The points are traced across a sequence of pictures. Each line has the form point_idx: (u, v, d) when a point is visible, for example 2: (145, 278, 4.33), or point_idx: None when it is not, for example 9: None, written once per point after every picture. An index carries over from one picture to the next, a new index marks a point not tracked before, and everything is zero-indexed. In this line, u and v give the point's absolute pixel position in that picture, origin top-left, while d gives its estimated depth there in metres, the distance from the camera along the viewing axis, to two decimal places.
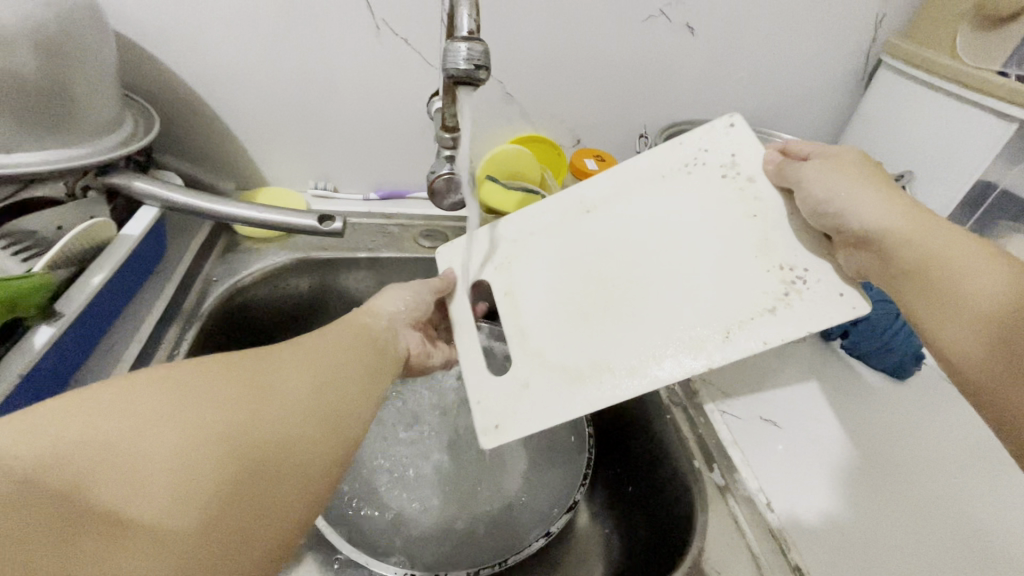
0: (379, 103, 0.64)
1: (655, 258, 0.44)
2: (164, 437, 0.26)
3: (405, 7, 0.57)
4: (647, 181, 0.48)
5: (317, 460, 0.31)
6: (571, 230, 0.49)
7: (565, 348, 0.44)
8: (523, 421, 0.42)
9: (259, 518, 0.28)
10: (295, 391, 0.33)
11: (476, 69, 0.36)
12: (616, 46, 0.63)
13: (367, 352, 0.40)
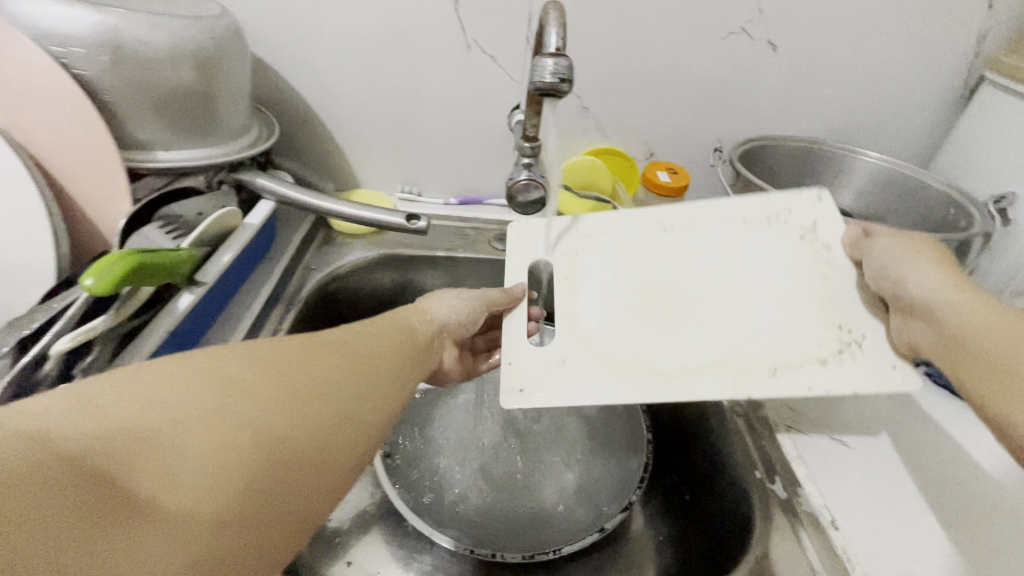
0: (465, 115, 0.70)
1: (716, 295, 0.46)
2: (197, 428, 0.27)
3: (495, 27, 0.62)
4: (729, 220, 0.50)
5: (340, 460, 0.31)
6: (644, 244, 0.50)
7: (610, 339, 0.46)
8: (553, 391, 0.44)
9: (278, 515, 0.28)
10: (329, 389, 0.33)
11: (560, 82, 0.40)
12: (694, 62, 0.64)
13: (402, 352, 0.40)
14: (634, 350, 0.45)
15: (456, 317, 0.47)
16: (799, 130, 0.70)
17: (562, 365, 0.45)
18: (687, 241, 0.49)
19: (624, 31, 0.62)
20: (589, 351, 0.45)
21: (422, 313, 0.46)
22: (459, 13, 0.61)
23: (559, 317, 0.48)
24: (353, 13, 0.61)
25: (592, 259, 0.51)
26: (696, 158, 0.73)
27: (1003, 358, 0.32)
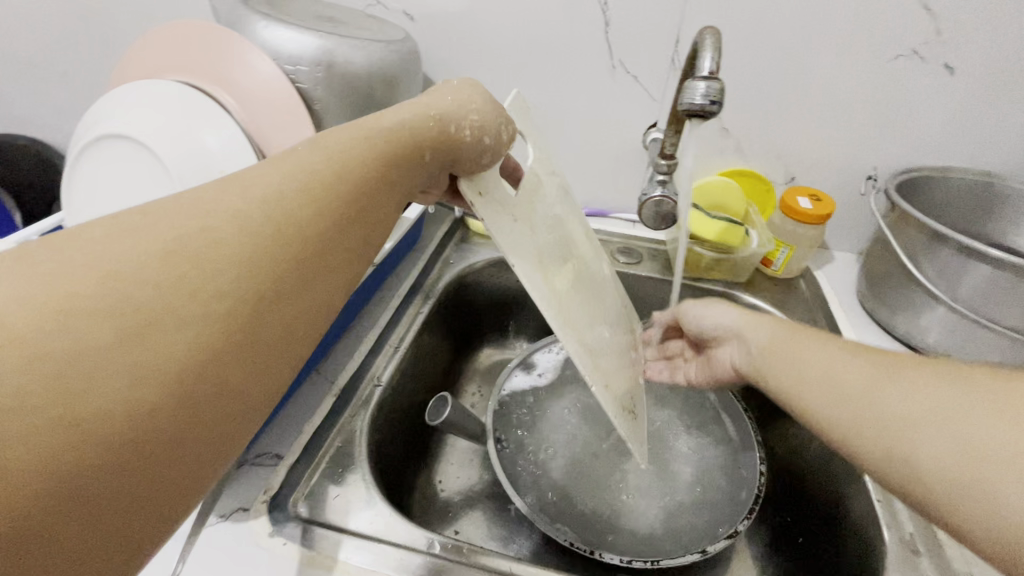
0: (601, 131, 0.73)
1: (596, 312, 0.49)
2: (46, 338, 0.19)
3: (642, 50, 0.65)
4: (611, 281, 0.55)
5: (258, 345, 0.25)
6: (571, 234, 0.49)
7: (542, 251, 0.43)
8: (507, 238, 0.39)
9: (213, 416, 0.24)
10: (228, 265, 0.24)
11: (710, 104, 0.41)
12: (852, 86, 0.61)
13: (345, 210, 0.30)
14: (545, 261, 0.43)
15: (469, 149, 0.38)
16: (973, 161, 0.63)
17: (514, 224, 0.41)
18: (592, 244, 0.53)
19: (774, 51, 0.61)
20: (531, 239, 0.42)
21: (434, 118, 0.36)
22: (608, 35, 0.65)
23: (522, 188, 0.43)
24: (510, 35, 0.68)
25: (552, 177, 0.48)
26: (843, 186, 0.69)
27: (798, 368, 0.41)
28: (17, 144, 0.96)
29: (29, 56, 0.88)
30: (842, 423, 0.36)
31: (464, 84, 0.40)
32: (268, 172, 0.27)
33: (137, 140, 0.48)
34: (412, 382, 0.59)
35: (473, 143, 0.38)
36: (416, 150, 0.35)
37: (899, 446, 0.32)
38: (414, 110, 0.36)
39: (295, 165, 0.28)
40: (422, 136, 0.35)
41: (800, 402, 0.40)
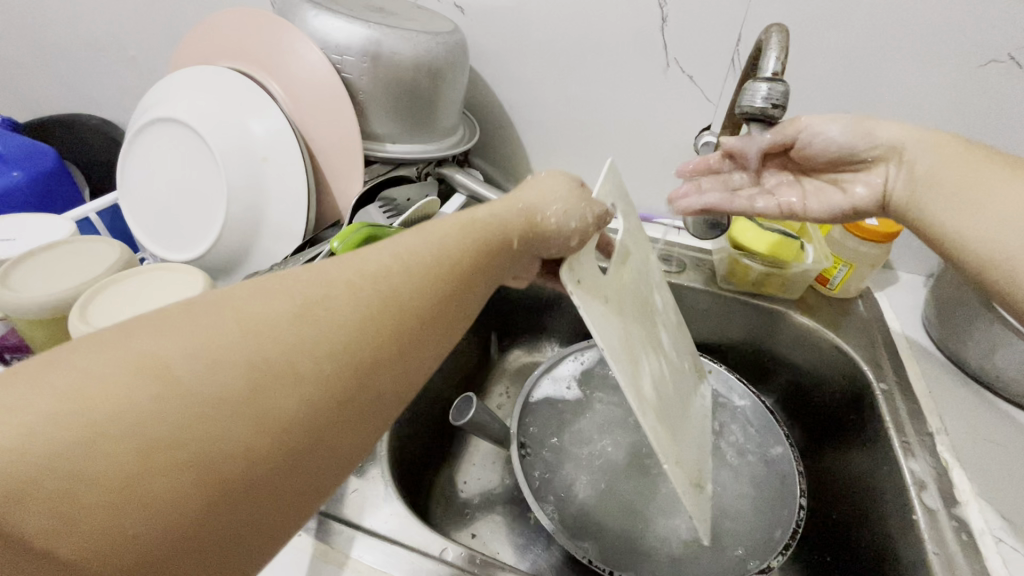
0: (650, 132, 0.70)
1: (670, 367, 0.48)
2: (191, 388, 0.20)
3: (700, 47, 0.61)
4: (681, 334, 0.54)
5: (365, 414, 0.25)
6: (652, 291, 0.49)
7: (627, 327, 0.41)
8: (600, 323, 0.36)
9: (313, 474, 0.23)
10: (349, 338, 0.24)
11: (772, 107, 0.38)
12: (932, 94, 0.56)
13: (449, 284, 0.29)
14: (629, 340, 0.41)
15: (558, 231, 0.37)
16: None
17: (604, 307, 0.38)
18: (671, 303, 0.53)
19: (846, 53, 0.57)
20: (620, 325, 0.40)
21: (521, 211, 0.37)
22: (665, 31, 0.62)
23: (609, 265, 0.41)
24: (562, 30, 0.66)
25: (641, 248, 0.48)
26: None
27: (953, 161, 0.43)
28: (88, 123, 1.02)
29: (103, 40, 0.93)
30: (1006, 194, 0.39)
31: (553, 173, 0.41)
32: (387, 251, 0.27)
33: (188, 123, 0.50)
34: (439, 379, 0.58)
35: (558, 232, 0.37)
36: (506, 240, 0.35)
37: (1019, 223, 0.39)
38: (503, 204, 0.36)
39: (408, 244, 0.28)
40: (513, 226, 0.35)
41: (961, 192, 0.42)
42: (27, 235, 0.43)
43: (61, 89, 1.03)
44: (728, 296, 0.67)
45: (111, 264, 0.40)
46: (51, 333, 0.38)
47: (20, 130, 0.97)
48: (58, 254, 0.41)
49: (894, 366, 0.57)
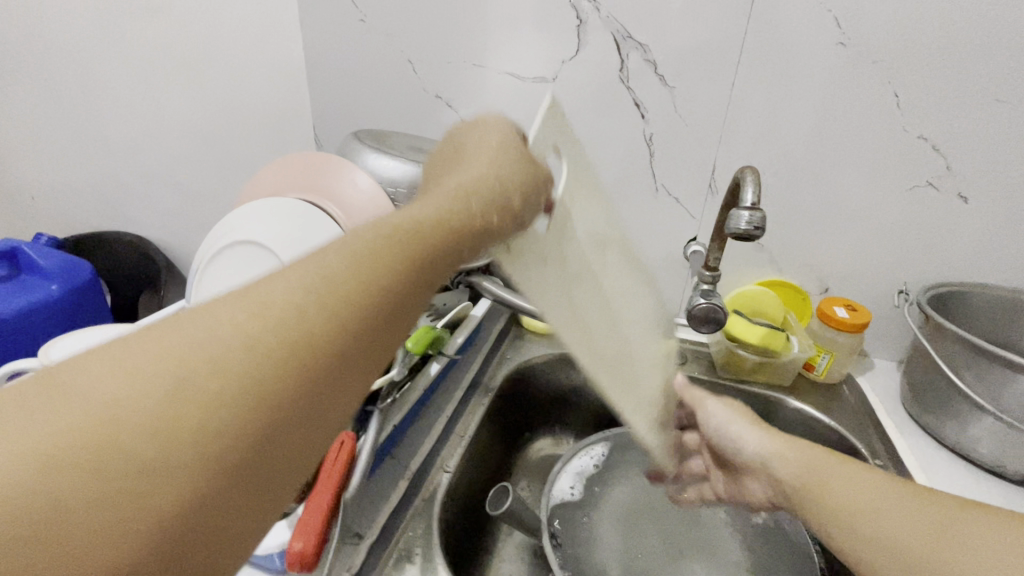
0: (644, 244, 0.81)
1: (613, 336, 0.53)
2: (36, 498, 0.18)
3: (683, 178, 0.75)
4: (626, 315, 0.58)
5: (258, 474, 0.23)
6: (592, 254, 0.53)
7: (567, 271, 0.48)
8: (535, 277, 0.44)
9: (218, 545, 0.22)
10: (231, 397, 0.22)
11: (754, 229, 0.48)
12: (877, 211, 0.70)
13: (391, 296, 0.28)
14: (569, 296, 0.48)
15: (503, 217, 0.36)
16: (996, 279, 0.69)
17: (544, 270, 0.45)
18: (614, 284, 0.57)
19: (798, 180, 0.71)
20: (559, 277, 0.47)
21: (469, 198, 0.34)
22: (653, 164, 0.76)
23: (551, 232, 0.46)
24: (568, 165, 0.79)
25: (589, 207, 0.55)
26: (875, 297, 0.75)
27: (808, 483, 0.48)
28: (123, 240, 1.11)
29: (152, 170, 1.04)
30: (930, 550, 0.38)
31: (499, 142, 0.40)
32: (289, 273, 0.25)
33: (266, 244, 0.57)
34: (472, 475, 0.61)
35: (502, 225, 0.36)
36: (459, 231, 0.33)
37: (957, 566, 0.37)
38: (453, 193, 0.34)
39: (327, 251, 0.27)
40: (467, 223, 0.33)
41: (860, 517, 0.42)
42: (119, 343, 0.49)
43: (103, 213, 1.13)
44: (727, 383, 0.74)
45: None
46: None
47: (60, 247, 1.04)
48: None
49: (884, 442, 0.64)
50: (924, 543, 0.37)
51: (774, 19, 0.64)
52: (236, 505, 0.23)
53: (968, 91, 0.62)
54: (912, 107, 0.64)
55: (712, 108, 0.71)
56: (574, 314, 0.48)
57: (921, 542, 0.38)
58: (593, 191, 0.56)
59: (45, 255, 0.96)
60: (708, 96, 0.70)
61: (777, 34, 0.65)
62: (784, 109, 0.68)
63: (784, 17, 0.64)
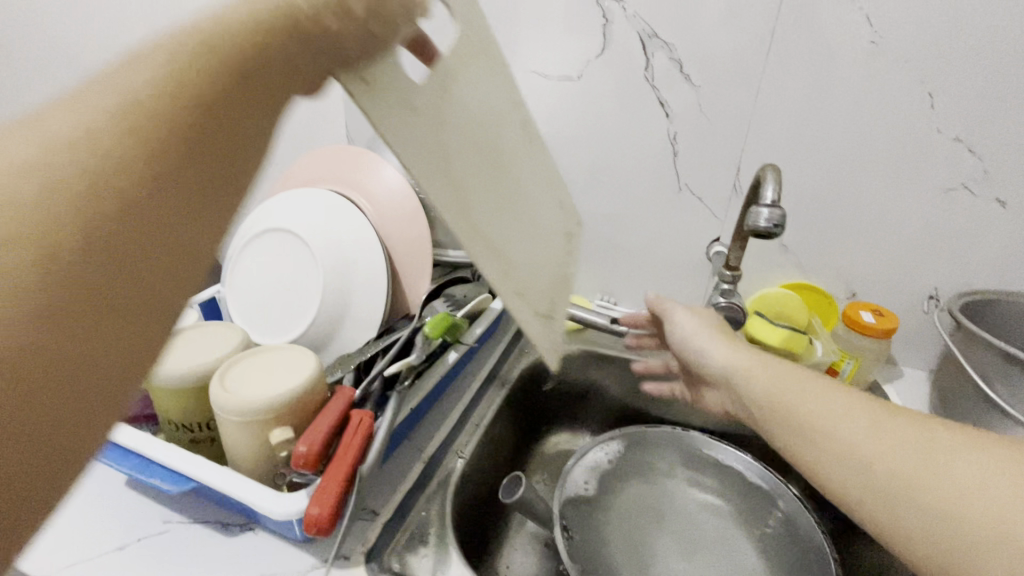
0: (665, 242, 0.81)
1: (506, 245, 0.46)
2: None
3: (707, 178, 0.75)
4: (532, 232, 0.50)
5: (88, 303, 0.23)
6: (494, 137, 0.43)
7: (457, 146, 0.39)
8: (405, 136, 0.34)
9: (78, 379, 0.23)
10: (26, 232, 0.21)
11: (773, 227, 0.48)
12: (907, 214, 0.68)
13: (200, 113, 0.26)
14: (455, 167, 0.39)
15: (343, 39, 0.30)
16: None
17: (410, 116, 0.35)
18: (497, 126, 0.43)
19: (826, 181, 0.70)
20: (437, 132, 0.37)
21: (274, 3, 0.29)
22: (677, 164, 0.76)
23: (431, 77, 0.36)
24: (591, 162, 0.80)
25: (478, 53, 0.40)
26: (904, 303, 0.73)
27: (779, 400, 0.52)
28: None
29: None
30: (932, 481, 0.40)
31: None
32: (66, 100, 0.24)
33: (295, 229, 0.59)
34: (486, 464, 0.62)
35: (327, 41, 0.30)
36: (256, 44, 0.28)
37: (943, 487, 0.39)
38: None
39: (110, 76, 0.25)
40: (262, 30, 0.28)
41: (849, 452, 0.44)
42: None
43: None
44: None
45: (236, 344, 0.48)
46: (181, 401, 0.45)
47: None
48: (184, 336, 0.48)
49: None
50: (912, 472, 0.41)
51: (803, 18, 0.64)
52: (82, 342, 0.23)
53: (1008, 90, 0.59)
54: (947, 108, 0.62)
55: (737, 108, 0.70)
56: (456, 183, 0.39)
57: (911, 483, 0.41)
58: (484, 39, 0.40)
59: None
60: (734, 95, 0.70)
61: (804, 33, 0.64)
62: (812, 109, 0.67)
63: (813, 16, 0.63)
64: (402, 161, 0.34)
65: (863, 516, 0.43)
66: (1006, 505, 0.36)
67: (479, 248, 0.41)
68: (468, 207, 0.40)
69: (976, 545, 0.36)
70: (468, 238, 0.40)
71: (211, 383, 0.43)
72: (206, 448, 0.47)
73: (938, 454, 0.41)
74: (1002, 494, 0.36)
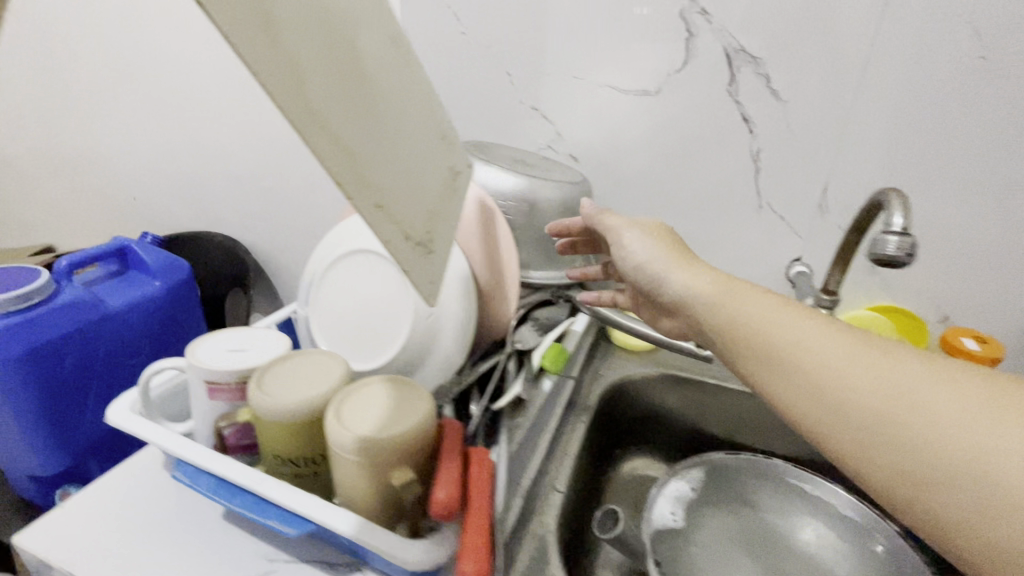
0: (741, 262, 0.78)
1: (379, 180, 0.37)
2: None
3: (791, 195, 0.72)
4: (411, 164, 0.42)
5: None
6: (342, 41, 0.34)
7: (295, 44, 0.29)
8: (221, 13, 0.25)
9: None
10: None
11: (904, 255, 0.45)
12: (1012, 237, 0.65)
13: None
14: (285, 37, 0.29)
15: None
16: None
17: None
18: (344, 9, 0.35)
19: (922, 201, 0.67)
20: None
21: None
22: (758, 181, 0.73)
23: None
24: (665, 178, 0.77)
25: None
26: (1004, 329, 0.69)
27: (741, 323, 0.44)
28: (212, 240, 1.15)
29: (248, 176, 1.09)
30: (911, 426, 0.34)
31: None
32: None
33: (385, 253, 0.57)
34: (576, 497, 0.59)
35: None
36: None
37: (918, 431, 0.34)
38: None
39: None
40: None
41: (820, 379, 0.39)
42: (255, 346, 0.50)
43: (198, 215, 1.19)
44: None
45: (341, 376, 0.46)
46: (289, 437, 0.43)
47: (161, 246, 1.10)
48: (285, 364, 0.47)
49: None
50: (888, 407, 0.35)
51: (905, 32, 0.61)
52: None
53: None
54: None
55: (827, 124, 0.67)
56: (288, 57, 0.29)
57: (881, 398, 0.36)
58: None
59: (149, 253, 1.01)
60: (825, 110, 0.67)
61: (906, 47, 0.62)
62: (911, 126, 0.65)
63: (918, 29, 0.61)
64: (201, 2, 0.23)
65: (815, 436, 0.38)
66: (976, 416, 0.33)
67: (315, 135, 0.30)
68: (303, 94, 0.30)
69: (940, 454, 0.33)
70: (300, 119, 0.29)
71: (326, 418, 0.42)
72: (308, 481, 0.46)
73: (905, 367, 0.37)
74: (969, 415, 0.33)
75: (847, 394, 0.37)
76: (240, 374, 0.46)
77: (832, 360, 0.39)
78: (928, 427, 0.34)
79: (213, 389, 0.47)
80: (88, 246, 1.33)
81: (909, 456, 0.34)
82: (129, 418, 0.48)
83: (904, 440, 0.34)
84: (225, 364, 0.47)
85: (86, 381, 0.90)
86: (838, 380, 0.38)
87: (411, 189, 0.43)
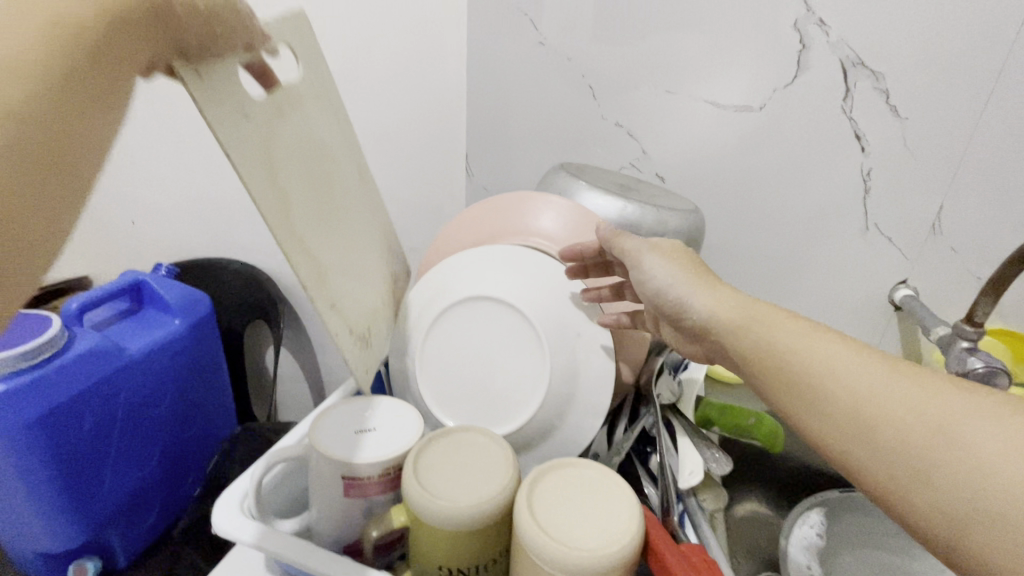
0: (842, 287, 0.74)
1: (336, 279, 0.44)
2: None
3: (902, 216, 0.68)
4: (361, 268, 0.49)
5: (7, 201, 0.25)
6: (318, 173, 0.44)
7: (287, 178, 0.39)
8: (238, 146, 0.34)
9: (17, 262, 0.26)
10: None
11: None
12: None
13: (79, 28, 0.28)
14: (282, 180, 0.39)
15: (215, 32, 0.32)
16: None
17: (244, 122, 0.35)
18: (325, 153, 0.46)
19: None
20: (263, 145, 0.37)
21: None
22: (866, 201, 0.69)
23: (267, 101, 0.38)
24: (763, 198, 0.72)
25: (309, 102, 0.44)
26: None
27: (765, 348, 0.37)
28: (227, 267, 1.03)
29: None
30: (952, 463, 0.27)
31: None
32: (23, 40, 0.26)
33: (508, 301, 0.50)
34: None
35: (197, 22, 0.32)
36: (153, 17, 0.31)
37: (959, 468, 0.27)
38: None
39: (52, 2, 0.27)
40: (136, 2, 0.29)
41: (848, 410, 0.32)
42: (384, 424, 0.42)
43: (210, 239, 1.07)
44: None
45: (508, 460, 0.39)
46: (462, 544, 0.36)
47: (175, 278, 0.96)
48: (436, 450, 0.40)
49: None
50: (920, 438, 0.29)
51: None
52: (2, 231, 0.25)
53: None
54: None
55: (946, 142, 0.64)
56: (283, 194, 0.38)
57: (913, 437, 0.29)
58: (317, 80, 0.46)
59: (166, 287, 0.85)
60: (946, 128, 0.63)
61: None
62: None
63: None
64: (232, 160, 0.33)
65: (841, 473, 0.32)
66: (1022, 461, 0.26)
67: (299, 251, 0.39)
68: (288, 217, 0.39)
69: (988, 511, 0.26)
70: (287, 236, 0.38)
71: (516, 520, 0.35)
72: None
73: (940, 400, 0.30)
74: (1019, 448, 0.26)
75: (876, 427, 0.30)
76: (383, 466, 0.39)
77: (864, 386, 0.32)
78: (972, 466, 0.27)
79: (351, 486, 0.39)
80: (71, 272, 1.17)
81: (948, 500, 0.27)
82: (243, 524, 0.40)
83: (939, 478, 0.28)
84: (364, 454, 0.39)
85: (106, 447, 0.72)
86: (868, 411, 0.31)
87: (360, 289, 0.49)
